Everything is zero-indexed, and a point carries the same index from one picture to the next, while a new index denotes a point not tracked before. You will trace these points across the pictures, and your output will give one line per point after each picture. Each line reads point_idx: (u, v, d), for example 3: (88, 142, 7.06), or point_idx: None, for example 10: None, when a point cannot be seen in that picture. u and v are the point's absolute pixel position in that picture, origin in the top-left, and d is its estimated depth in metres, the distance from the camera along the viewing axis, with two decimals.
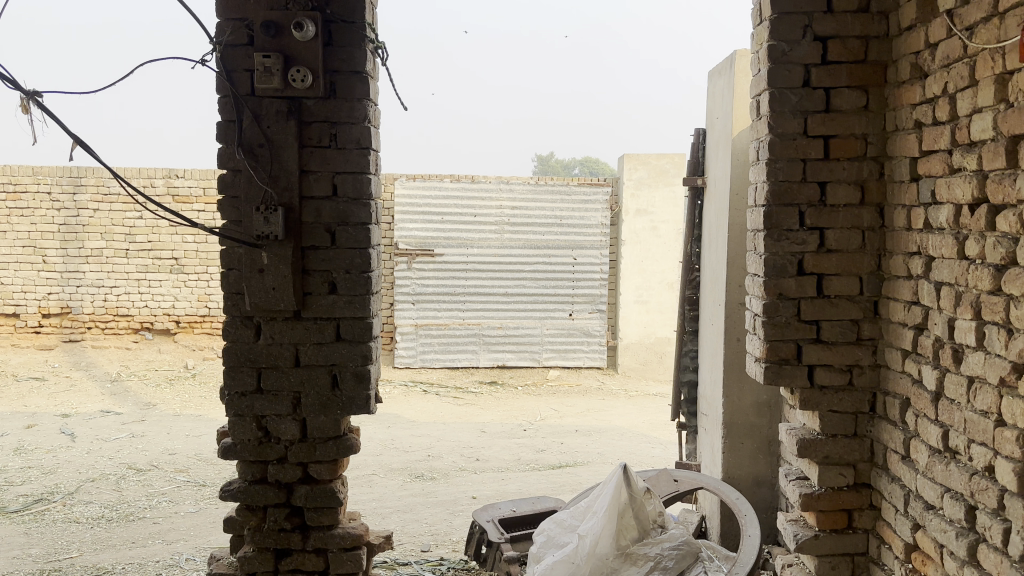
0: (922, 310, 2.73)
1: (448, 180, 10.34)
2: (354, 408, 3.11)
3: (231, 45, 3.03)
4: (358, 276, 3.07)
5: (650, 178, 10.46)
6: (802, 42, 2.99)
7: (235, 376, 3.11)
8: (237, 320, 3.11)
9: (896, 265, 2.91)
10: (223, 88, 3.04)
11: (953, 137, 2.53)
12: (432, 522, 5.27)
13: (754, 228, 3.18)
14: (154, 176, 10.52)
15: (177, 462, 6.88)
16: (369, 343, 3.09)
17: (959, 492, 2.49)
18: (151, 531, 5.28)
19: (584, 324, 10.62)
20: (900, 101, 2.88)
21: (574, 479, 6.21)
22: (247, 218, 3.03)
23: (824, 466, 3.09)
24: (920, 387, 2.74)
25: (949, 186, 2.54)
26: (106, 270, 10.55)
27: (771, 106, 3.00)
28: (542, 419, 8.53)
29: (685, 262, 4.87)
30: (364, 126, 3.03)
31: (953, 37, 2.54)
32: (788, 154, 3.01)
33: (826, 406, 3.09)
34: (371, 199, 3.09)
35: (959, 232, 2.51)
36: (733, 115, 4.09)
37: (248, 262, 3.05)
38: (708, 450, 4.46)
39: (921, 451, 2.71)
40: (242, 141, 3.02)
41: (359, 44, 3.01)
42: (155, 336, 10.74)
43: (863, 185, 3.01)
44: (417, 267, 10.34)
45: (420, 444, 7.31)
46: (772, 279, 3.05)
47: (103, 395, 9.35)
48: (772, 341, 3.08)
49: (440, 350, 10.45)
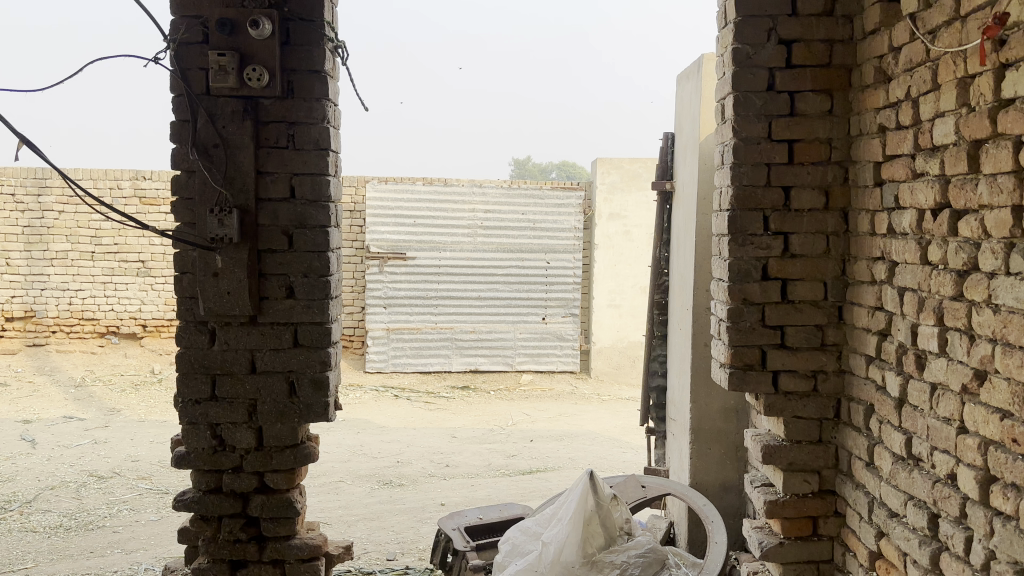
0: (885, 316, 2.71)
1: (420, 183, 10.26)
2: (312, 416, 3.03)
3: (185, 43, 2.94)
4: (316, 280, 2.99)
5: (623, 182, 10.47)
6: (767, 46, 2.96)
7: (189, 384, 3.02)
8: (191, 325, 3.02)
9: (860, 270, 2.88)
10: (177, 87, 2.95)
11: (916, 142, 2.51)
12: (398, 529, 5.19)
13: (719, 232, 3.15)
14: (120, 177, 10.34)
15: (140, 469, 6.73)
16: (327, 349, 3.01)
17: (922, 500, 2.47)
18: (110, 541, 5.15)
19: (557, 328, 10.59)
20: (864, 105, 2.87)
21: (544, 485, 6.15)
22: (201, 220, 2.95)
23: (789, 473, 3.06)
24: (884, 394, 2.72)
25: (912, 191, 2.52)
26: (71, 273, 10.35)
27: (736, 109, 2.97)
28: (514, 424, 8.46)
29: (653, 266, 4.84)
30: (323, 126, 2.96)
31: (915, 41, 2.52)
32: (752, 159, 2.99)
33: (791, 412, 3.05)
34: (330, 202, 3.02)
35: (923, 237, 2.49)
36: (700, 119, 4.07)
37: (202, 265, 2.97)
38: (676, 456, 4.43)
39: (885, 458, 2.69)
40: (196, 141, 2.94)
41: (318, 43, 2.94)
42: (121, 340, 10.55)
43: (828, 190, 2.99)
44: (389, 271, 10.25)
45: (389, 450, 7.22)
46: (736, 284, 3.01)
47: (67, 401, 9.15)
48: (736, 346, 3.05)
49: (413, 354, 10.36)
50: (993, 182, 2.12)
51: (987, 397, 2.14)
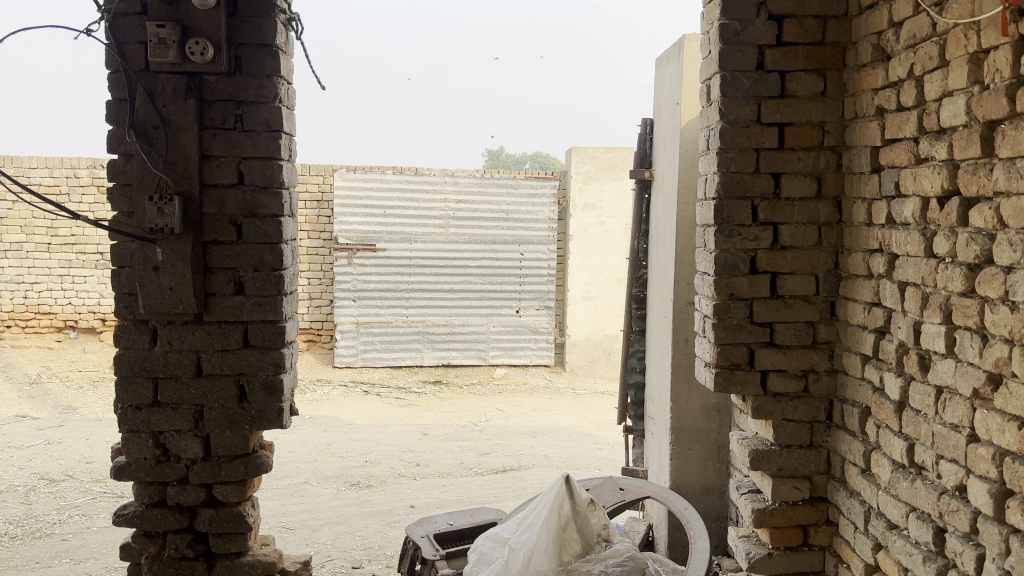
0: (883, 312, 2.52)
1: (390, 172, 9.97)
2: (265, 423, 2.78)
3: (121, 14, 2.67)
4: (268, 275, 2.74)
5: (598, 172, 10.28)
6: (757, 21, 2.75)
7: (129, 388, 2.76)
8: (130, 325, 2.76)
9: (855, 263, 2.69)
10: (112, 62, 2.68)
11: (921, 124, 2.32)
12: (365, 534, 4.95)
13: (703, 223, 2.95)
14: (77, 166, 9.95)
15: (94, 471, 6.42)
16: (281, 350, 2.76)
17: (926, 512, 2.29)
18: (58, 550, 4.85)
19: (532, 321, 10.39)
20: (860, 86, 2.67)
21: (518, 485, 5.94)
22: (139, 208, 2.68)
23: (778, 479, 2.87)
24: (882, 396, 2.53)
25: (915, 178, 2.33)
26: (26, 265, 9.95)
27: (723, 90, 2.76)
28: (487, 420, 8.24)
29: (632, 258, 4.64)
30: (275, 106, 2.70)
31: (920, 14, 2.32)
32: (740, 143, 2.77)
33: (780, 415, 2.86)
34: (283, 188, 2.76)
35: (927, 227, 2.30)
36: (681, 103, 3.84)
37: (141, 258, 2.70)
38: (656, 457, 4.22)
39: (884, 466, 2.50)
40: (133, 122, 2.66)
41: (269, 13, 2.67)
42: (79, 335, 10.17)
43: (820, 177, 2.79)
44: (358, 262, 9.96)
45: (357, 449, 6.97)
46: (722, 278, 2.81)
47: (20, 399, 8.77)
48: (723, 344, 2.84)
49: (383, 348, 10.09)
50: (1011, 166, 1.92)
51: (1002, 403, 1.95)
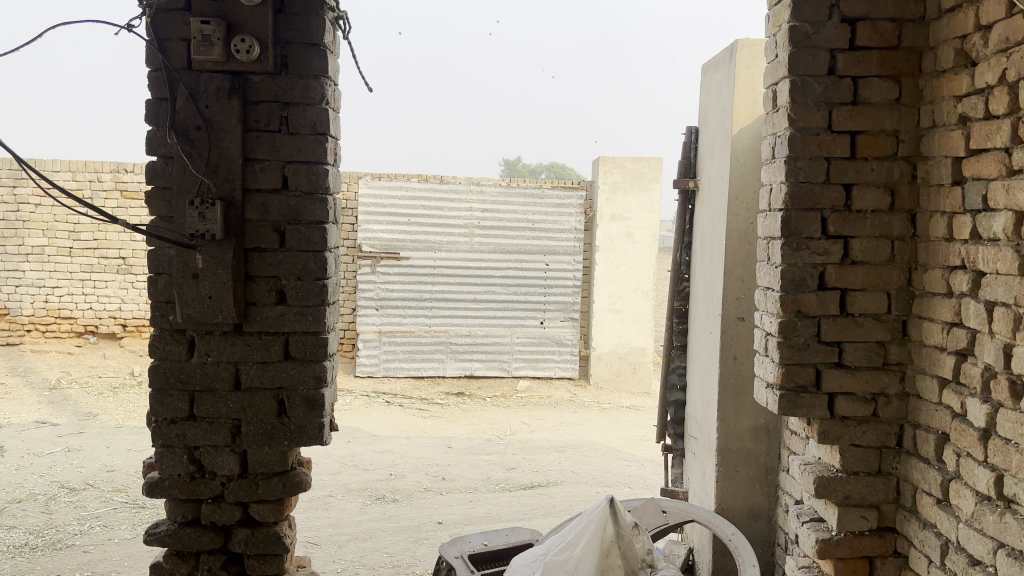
0: (966, 333, 2.36)
1: (415, 180, 9.86)
2: (304, 440, 2.65)
3: (164, 10, 2.56)
4: (311, 284, 2.61)
5: (626, 182, 10.14)
6: (829, 24, 2.61)
7: (163, 402, 2.64)
8: (166, 334, 2.63)
9: (932, 280, 2.54)
10: (153, 60, 2.57)
11: (1014, 133, 2.16)
12: (394, 552, 4.80)
13: (767, 235, 2.80)
14: (101, 170, 9.90)
15: (115, 480, 6.31)
16: (323, 363, 2.63)
17: (1016, 550, 2.11)
18: (79, 562, 4.72)
19: (556, 333, 10.23)
20: (939, 92, 2.52)
21: (547, 503, 5.77)
22: (179, 213, 2.57)
23: (845, 508, 2.71)
24: (964, 423, 2.36)
25: (1007, 190, 2.17)
26: (48, 269, 9.90)
27: (792, 96, 2.62)
28: (512, 433, 8.10)
29: (674, 270, 4.49)
30: (322, 108, 2.58)
31: (1014, 16, 2.16)
32: (810, 151, 2.63)
33: (847, 440, 2.71)
34: (328, 195, 2.63)
35: (1020, 243, 2.14)
36: (733, 111, 3.69)
37: (179, 265, 2.58)
38: (699, 478, 4.07)
39: (966, 498, 2.34)
40: (175, 122, 2.55)
41: (317, 11, 2.56)
42: (99, 340, 10.11)
43: (893, 189, 2.64)
44: (382, 271, 9.85)
45: (381, 461, 6.83)
46: (789, 294, 2.66)
47: (40, 404, 8.69)
48: (788, 365, 2.69)
49: (405, 358, 9.98)
50: None
51: None
